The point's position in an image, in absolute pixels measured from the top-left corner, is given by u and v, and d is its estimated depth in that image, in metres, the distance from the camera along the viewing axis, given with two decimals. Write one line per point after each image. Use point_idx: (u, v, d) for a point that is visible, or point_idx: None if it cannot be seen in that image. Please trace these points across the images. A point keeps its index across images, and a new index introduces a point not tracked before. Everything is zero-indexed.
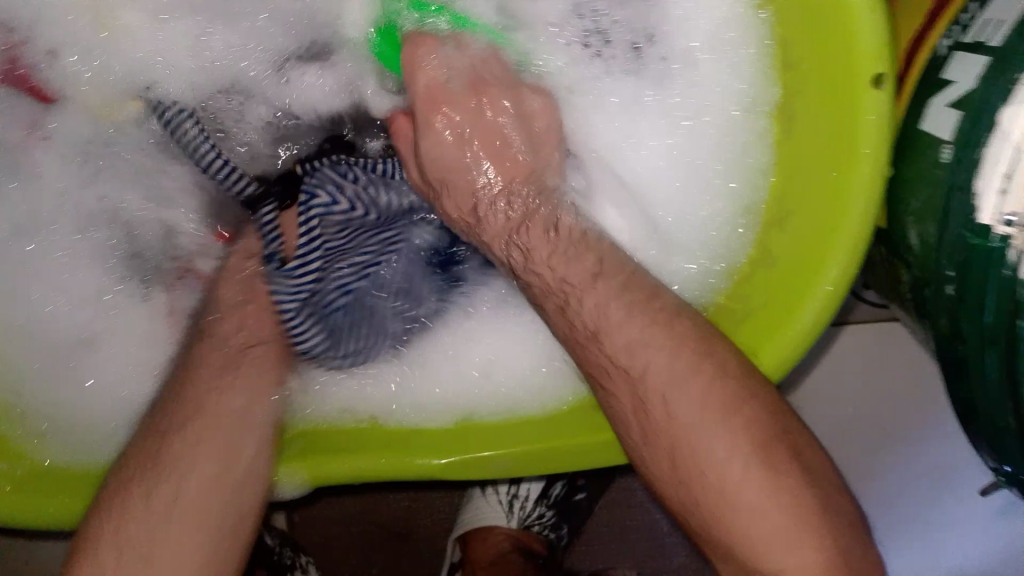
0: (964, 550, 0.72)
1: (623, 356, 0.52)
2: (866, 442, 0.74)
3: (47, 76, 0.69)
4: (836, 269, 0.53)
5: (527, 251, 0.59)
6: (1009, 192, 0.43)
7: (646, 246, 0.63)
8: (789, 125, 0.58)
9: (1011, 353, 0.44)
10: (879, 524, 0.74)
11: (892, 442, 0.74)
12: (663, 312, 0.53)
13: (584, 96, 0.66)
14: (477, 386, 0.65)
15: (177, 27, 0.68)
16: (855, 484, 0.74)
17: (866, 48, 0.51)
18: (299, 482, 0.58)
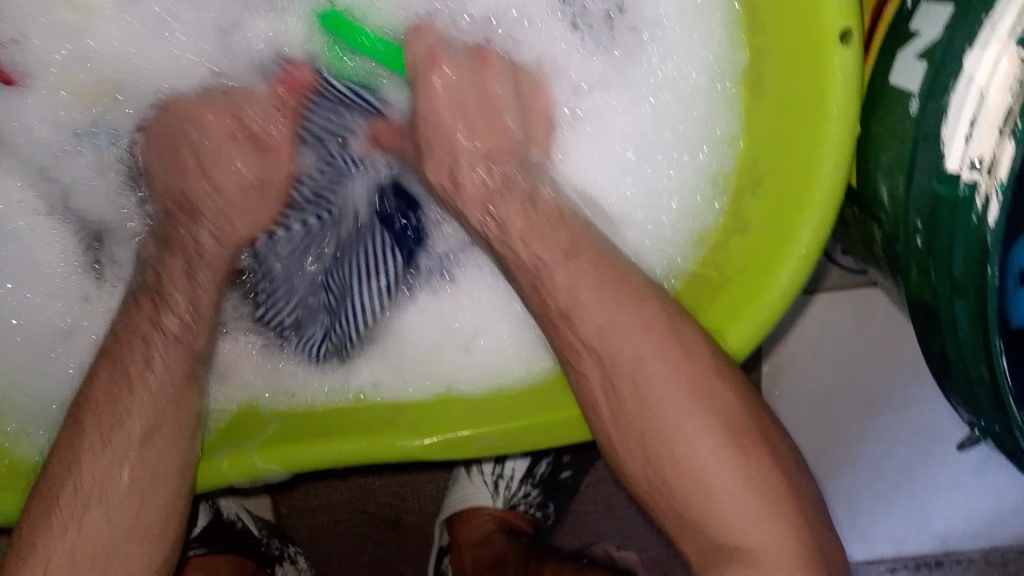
0: (950, 507, 0.76)
1: (596, 339, 0.49)
2: (851, 409, 0.75)
3: (18, 60, 0.62)
4: (809, 230, 0.51)
5: (502, 220, 0.54)
6: (974, 136, 0.38)
7: (631, 215, 0.60)
8: (757, 85, 0.55)
9: (981, 307, 0.38)
10: (866, 490, 0.76)
11: (873, 406, 0.75)
12: (636, 292, 0.49)
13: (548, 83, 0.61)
14: (456, 360, 0.63)
15: (142, 8, 0.62)
16: (839, 454, 0.76)
17: (831, 3, 0.48)
18: (273, 472, 0.56)
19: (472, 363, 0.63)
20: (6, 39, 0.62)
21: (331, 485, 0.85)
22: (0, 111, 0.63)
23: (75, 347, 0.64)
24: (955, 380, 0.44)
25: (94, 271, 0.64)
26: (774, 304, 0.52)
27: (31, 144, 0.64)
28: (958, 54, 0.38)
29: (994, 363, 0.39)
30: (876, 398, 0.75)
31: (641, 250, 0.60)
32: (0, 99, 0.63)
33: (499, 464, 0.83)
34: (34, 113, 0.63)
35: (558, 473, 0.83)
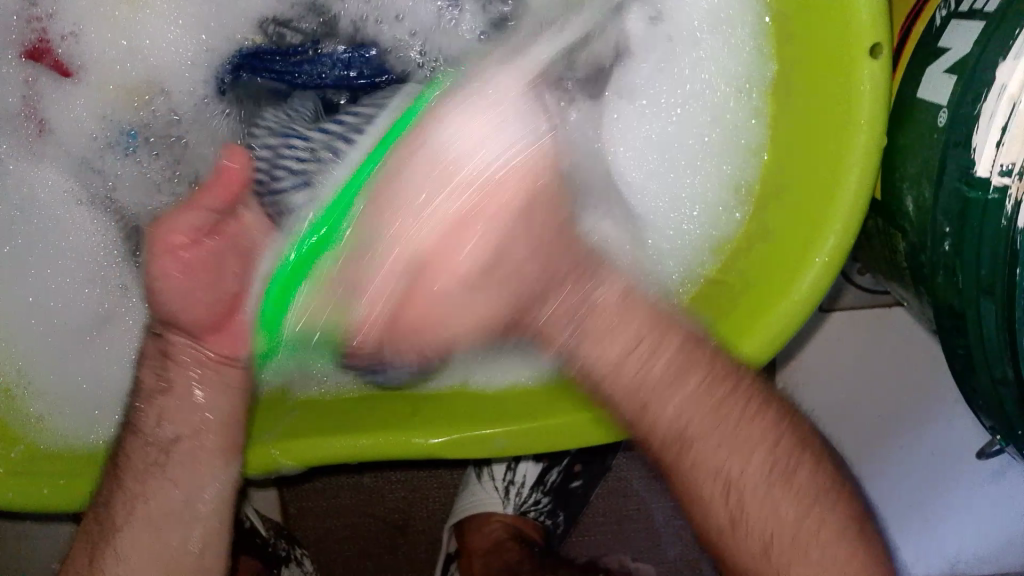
0: (967, 530, 0.75)
1: None
2: (869, 428, 0.75)
3: (69, 52, 0.65)
4: (833, 238, 0.52)
5: None
6: (1003, 144, 0.39)
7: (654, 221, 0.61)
8: (786, 97, 0.56)
9: (1006, 307, 0.39)
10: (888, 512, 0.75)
11: (889, 429, 0.75)
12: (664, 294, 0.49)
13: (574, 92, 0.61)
14: None
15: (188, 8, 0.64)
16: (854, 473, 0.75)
17: (861, 18, 0.50)
18: (291, 465, 0.56)
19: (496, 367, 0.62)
20: (64, 31, 0.64)
21: (343, 486, 0.85)
22: (50, 99, 0.65)
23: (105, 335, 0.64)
24: (978, 384, 0.45)
25: (132, 262, 0.65)
26: (798, 306, 0.53)
27: (76, 133, 0.65)
28: (990, 64, 0.40)
29: (1019, 364, 0.40)
30: (891, 421, 0.74)
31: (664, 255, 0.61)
32: (48, 89, 0.65)
33: (510, 470, 0.83)
34: (80, 104, 0.65)
35: (568, 481, 0.83)
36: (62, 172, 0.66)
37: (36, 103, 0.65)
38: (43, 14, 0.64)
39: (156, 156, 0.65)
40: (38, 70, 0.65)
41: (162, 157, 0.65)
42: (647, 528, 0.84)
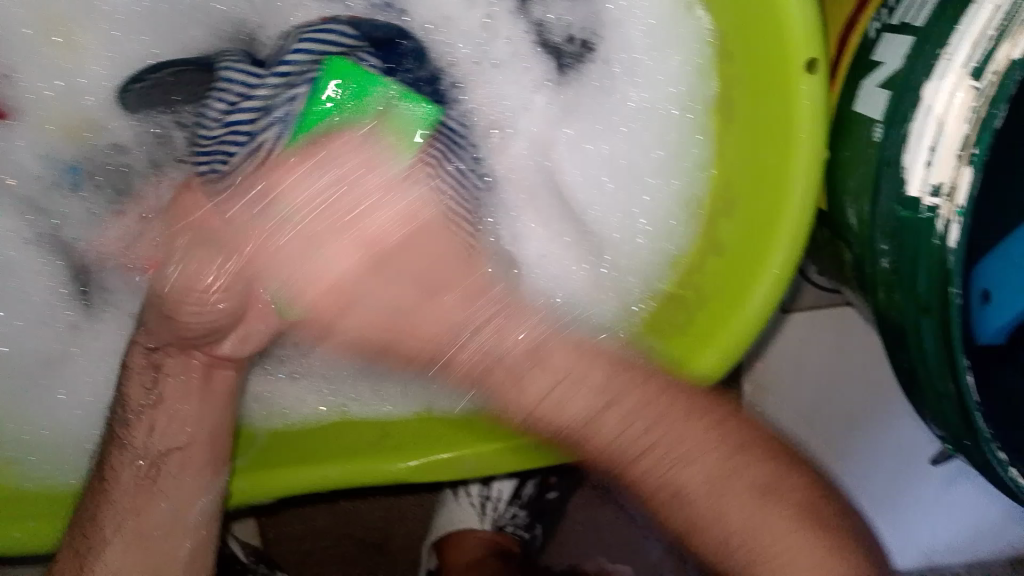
0: (934, 529, 0.74)
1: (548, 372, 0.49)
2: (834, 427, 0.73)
3: (9, 95, 0.64)
4: (782, 252, 0.52)
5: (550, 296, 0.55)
6: (934, 164, 0.39)
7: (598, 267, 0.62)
8: (728, 111, 0.56)
9: (944, 324, 0.40)
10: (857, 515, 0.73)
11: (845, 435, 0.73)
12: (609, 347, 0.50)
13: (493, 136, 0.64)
14: None
15: (131, 47, 0.64)
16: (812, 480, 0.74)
17: (796, 34, 0.49)
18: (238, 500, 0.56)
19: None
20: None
21: (319, 507, 0.85)
22: None
23: (63, 373, 0.64)
24: (926, 396, 0.45)
25: (85, 299, 0.65)
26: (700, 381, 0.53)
27: (21, 174, 0.65)
28: (917, 84, 0.40)
29: (960, 379, 0.40)
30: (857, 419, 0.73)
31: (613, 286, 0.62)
32: None
33: (485, 486, 0.84)
34: (26, 146, 0.65)
35: (543, 493, 0.83)
36: (8, 217, 0.65)
37: None
38: None
39: (100, 190, 0.65)
40: None
41: (109, 193, 0.65)
42: (625, 533, 0.84)
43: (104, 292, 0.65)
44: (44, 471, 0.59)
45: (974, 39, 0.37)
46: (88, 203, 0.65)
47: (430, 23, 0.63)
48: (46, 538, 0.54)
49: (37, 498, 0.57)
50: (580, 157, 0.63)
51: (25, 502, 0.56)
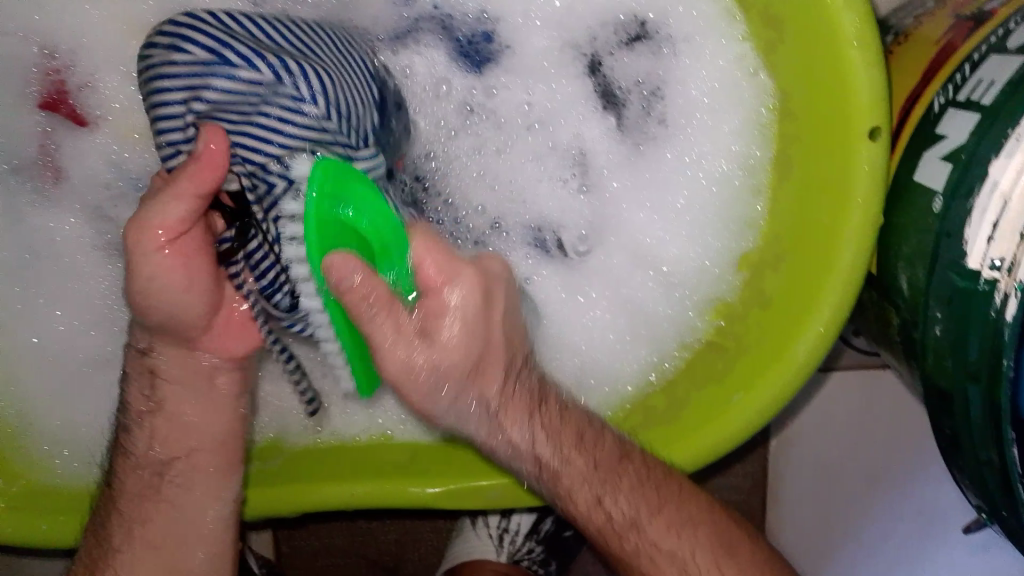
0: None
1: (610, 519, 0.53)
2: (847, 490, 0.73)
3: (87, 101, 0.67)
4: (827, 311, 0.53)
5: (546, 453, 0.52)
6: (995, 239, 0.40)
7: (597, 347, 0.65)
8: (787, 170, 0.58)
9: (992, 396, 0.41)
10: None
11: (857, 502, 0.72)
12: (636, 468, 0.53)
13: (544, 183, 0.67)
14: None
15: None
16: (824, 551, 0.75)
17: (861, 101, 0.51)
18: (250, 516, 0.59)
19: None
20: (80, 80, 0.66)
21: (333, 527, 0.83)
22: (66, 147, 0.68)
23: (120, 372, 0.68)
24: (966, 462, 0.46)
25: None
26: (751, 417, 0.55)
27: (95, 177, 0.68)
28: (984, 159, 0.41)
29: (1004, 450, 0.41)
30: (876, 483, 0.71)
31: (649, 325, 0.64)
32: (67, 137, 0.67)
33: (503, 518, 0.81)
34: (85, 156, 0.68)
35: (561, 530, 0.82)
36: (77, 222, 0.68)
37: (52, 150, 0.68)
38: (60, 65, 0.66)
39: (152, 184, 0.68)
40: (60, 121, 0.67)
41: None
42: None
43: None
44: (70, 469, 0.64)
45: None
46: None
47: (469, 99, 0.66)
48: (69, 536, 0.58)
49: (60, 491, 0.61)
50: (630, 206, 0.65)
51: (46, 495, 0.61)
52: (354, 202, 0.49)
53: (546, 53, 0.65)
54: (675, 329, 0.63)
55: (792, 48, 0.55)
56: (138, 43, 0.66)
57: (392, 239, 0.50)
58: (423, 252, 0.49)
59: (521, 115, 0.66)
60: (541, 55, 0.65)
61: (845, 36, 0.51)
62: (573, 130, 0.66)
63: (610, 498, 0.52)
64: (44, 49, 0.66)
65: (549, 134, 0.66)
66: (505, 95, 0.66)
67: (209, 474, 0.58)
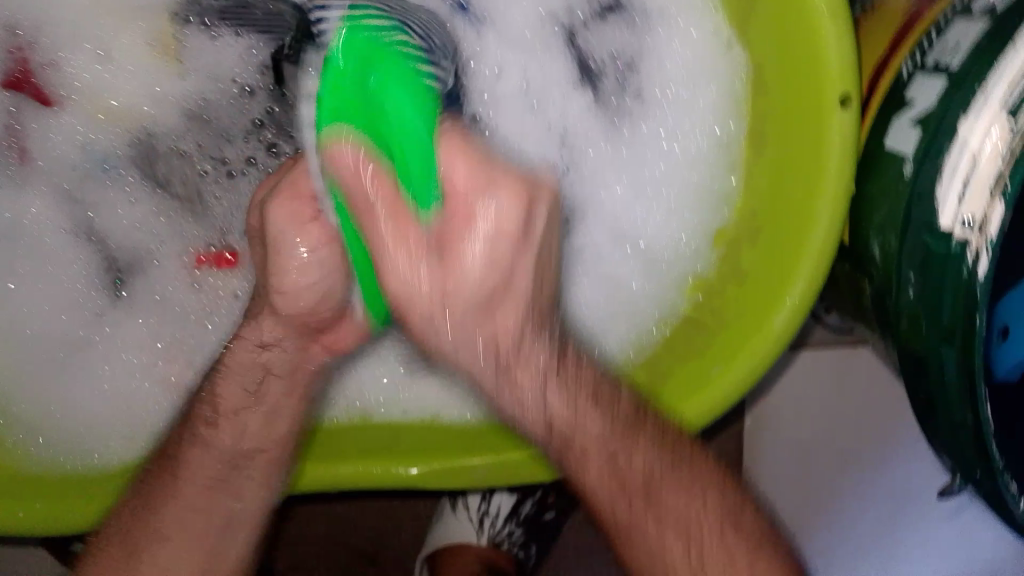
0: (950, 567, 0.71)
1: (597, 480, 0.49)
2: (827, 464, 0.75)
3: (55, 81, 0.66)
4: (802, 281, 0.54)
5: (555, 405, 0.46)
6: (964, 196, 0.41)
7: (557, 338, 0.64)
8: (761, 142, 0.59)
9: (965, 354, 0.41)
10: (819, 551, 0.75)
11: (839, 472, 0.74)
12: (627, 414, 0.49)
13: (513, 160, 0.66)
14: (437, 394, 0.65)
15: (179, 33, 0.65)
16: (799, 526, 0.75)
17: (832, 70, 0.51)
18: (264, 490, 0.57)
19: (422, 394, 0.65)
20: (47, 60, 0.65)
21: (315, 513, 0.82)
22: (33, 129, 0.66)
23: (91, 356, 0.67)
24: (942, 424, 0.46)
25: (117, 288, 0.67)
26: (728, 387, 0.55)
27: (63, 160, 0.67)
28: (953, 118, 0.42)
29: (978, 409, 0.41)
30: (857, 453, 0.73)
31: (625, 301, 0.65)
32: (34, 118, 0.66)
33: (484, 501, 0.81)
34: (54, 138, 0.66)
35: (541, 513, 0.81)
36: (46, 204, 0.67)
37: (19, 132, 0.66)
38: (26, 45, 0.65)
39: (123, 166, 0.67)
40: (27, 102, 0.66)
41: (152, 168, 0.67)
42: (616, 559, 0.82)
43: (135, 281, 0.67)
44: (44, 456, 0.60)
45: (1010, 79, 0.39)
46: (141, 202, 0.67)
47: (483, 86, 0.66)
48: (59, 516, 0.54)
49: (37, 478, 0.57)
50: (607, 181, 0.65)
51: (23, 480, 0.57)
52: (386, 70, 0.42)
53: (525, 26, 0.66)
54: (652, 304, 0.64)
55: (766, 21, 0.55)
56: (108, 24, 0.65)
57: (416, 166, 0.40)
58: (451, 157, 0.41)
59: (520, 93, 0.66)
60: (522, 29, 0.66)
61: (816, 5, 0.51)
62: (555, 105, 0.66)
63: (626, 461, 0.48)
64: (9, 28, 0.64)
65: (543, 113, 0.66)
66: (504, 75, 0.66)
67: (193, 457, 0.57)
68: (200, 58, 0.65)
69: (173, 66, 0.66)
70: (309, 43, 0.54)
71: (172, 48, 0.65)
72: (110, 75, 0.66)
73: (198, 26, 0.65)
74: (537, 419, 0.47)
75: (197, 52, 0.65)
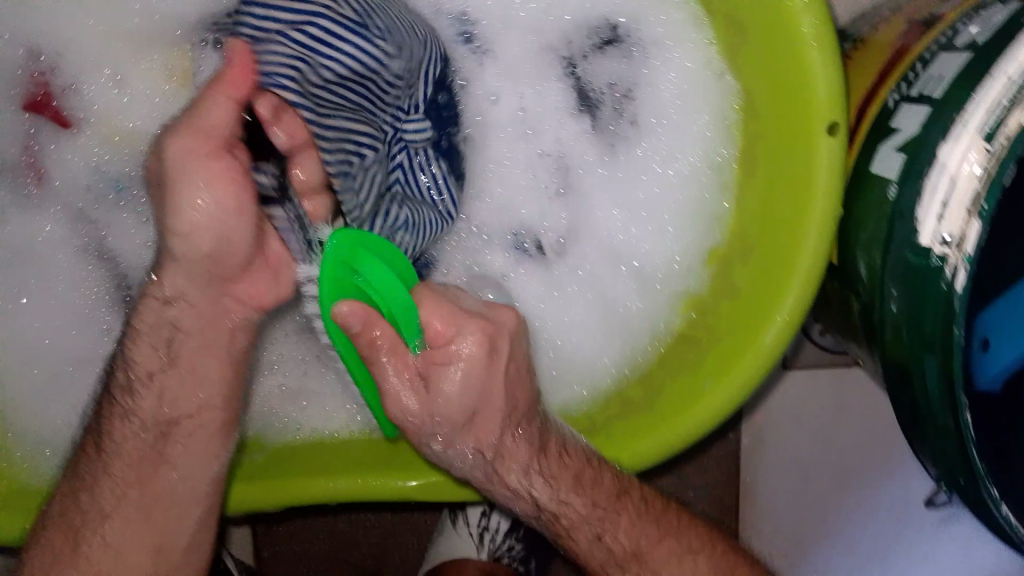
0: None
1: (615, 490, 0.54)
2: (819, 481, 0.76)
3: (72, 103, 0.68)
4: (792, 298, 0.56)
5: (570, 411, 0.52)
6: (944, 217, 0.43)
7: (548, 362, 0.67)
8: (752, 166, 0.61)
9: (947, 364, 0.43)
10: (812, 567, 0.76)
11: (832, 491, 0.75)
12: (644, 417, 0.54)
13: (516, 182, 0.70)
14: None
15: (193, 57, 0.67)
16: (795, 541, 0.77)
17: (821, 99, 0.54)
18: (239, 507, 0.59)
19: None
20: (64, 83, 0.68)
21: (316, 529, 0.83)
22: (48, 149, 0.69)
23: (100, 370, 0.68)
24: (926, 433, 0.48)
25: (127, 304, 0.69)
26: (723, 401, 0.57)
27: (77, 179, 0.69)
28: (934, 142, 0.44)
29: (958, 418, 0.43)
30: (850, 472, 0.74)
31: (621, 320, 0.67)
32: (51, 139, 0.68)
33: (484, 516, 0.82)
34: (69, 158, 0.69)
35: (539, 529, 0.82)
36: (59, 222, 0.69)
37: (35, 152, 0.69)
38: (45, 68, 0.67)
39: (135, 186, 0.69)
40: (44, 123, 0.68)
41: None
42: None
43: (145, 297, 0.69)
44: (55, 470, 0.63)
45: (987, 108, 0.42)
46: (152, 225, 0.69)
47: (478, 109, 0.69)
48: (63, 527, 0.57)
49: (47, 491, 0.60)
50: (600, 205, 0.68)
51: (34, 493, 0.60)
52: (367, 257, 0.53)
53: (527, 55, 0.69)
54: (647, 322, 0.66)
55: (758, 51, 0.58)
56: (125, 48, 0.67)
57: (403, 325, 0.52)
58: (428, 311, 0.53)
59: (517, 119, 0.69)
60: (521, 61, 0.69)
61: (805, 38, 0.54)
62: (553, 130, 0.69)
63: None
64: (29, 52, 0.67)
65: (538, 139, 0.69)
66: (502, 102, 0.69)
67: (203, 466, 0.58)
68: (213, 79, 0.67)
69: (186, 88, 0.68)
70: (291, 34, 0.57)
71: (186, 72, 0.67)
72: (125, 98, 0.68)
73: (212, 51, 0.67)
74: (522, 446, 0.56)
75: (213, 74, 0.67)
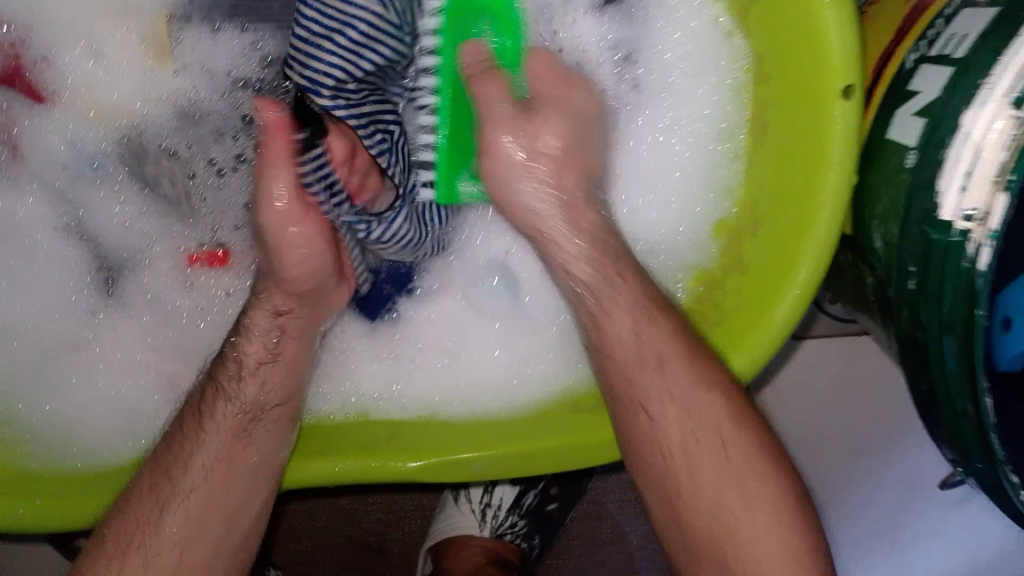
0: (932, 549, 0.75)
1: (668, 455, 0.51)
2: (837, 455, 0.74)
3: (47, 77, 0.65)
4: (804, 271, 0.53)
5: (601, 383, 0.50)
6: (967, 189, 0.40)
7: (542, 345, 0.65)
8: (762, 133, 0.58)
9: (967, 344, 0.41)
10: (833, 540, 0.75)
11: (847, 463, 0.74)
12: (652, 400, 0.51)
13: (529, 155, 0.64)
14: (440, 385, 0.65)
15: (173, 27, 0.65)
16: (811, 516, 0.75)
17: (835, 60, 0.51)
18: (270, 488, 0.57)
19: (424, 386, 0.65)
20: (38, 55, 0.65)
21: (317, 507, 0.82)
22: (24, 125, 0.66)
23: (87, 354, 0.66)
24: (944, 416, 0.46)
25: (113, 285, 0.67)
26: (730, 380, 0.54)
27: (56, 156, 0.66)
28: (956, 109, 0.41)
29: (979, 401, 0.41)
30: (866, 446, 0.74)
31: None
32: (27, 114, 0.66)
33: (486, 492, 0.82)
34: (47, 134, 0.66)
35: (544, 504, 0.81)
36: (38, 200, 0.67)
37: (11, 129, 0.66)
38: (16, 40, 0.64)
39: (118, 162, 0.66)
40: (18, 98, 0.66)
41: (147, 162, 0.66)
42: (620, 551, 0.82)
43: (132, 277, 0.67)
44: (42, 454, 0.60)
45: (1014, 71, 0.38)
46: (131, 202, 0.67)
47: None
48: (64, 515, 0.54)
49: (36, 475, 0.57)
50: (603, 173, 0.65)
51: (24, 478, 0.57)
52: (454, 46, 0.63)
53: None
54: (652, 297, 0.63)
55: (767, 11, 0.55)
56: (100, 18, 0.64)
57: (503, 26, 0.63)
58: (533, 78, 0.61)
59: None
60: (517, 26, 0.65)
61: None
62: None
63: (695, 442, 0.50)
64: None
65: None
66: None
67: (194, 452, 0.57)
68: (196, 50, 0.65)
69: (169, 58, 0.65)
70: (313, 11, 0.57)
71: (166, 42, 0.65)
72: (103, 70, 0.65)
73: (195, 22, 0.65)
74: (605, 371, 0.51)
75: (197, 44, 0.65)
